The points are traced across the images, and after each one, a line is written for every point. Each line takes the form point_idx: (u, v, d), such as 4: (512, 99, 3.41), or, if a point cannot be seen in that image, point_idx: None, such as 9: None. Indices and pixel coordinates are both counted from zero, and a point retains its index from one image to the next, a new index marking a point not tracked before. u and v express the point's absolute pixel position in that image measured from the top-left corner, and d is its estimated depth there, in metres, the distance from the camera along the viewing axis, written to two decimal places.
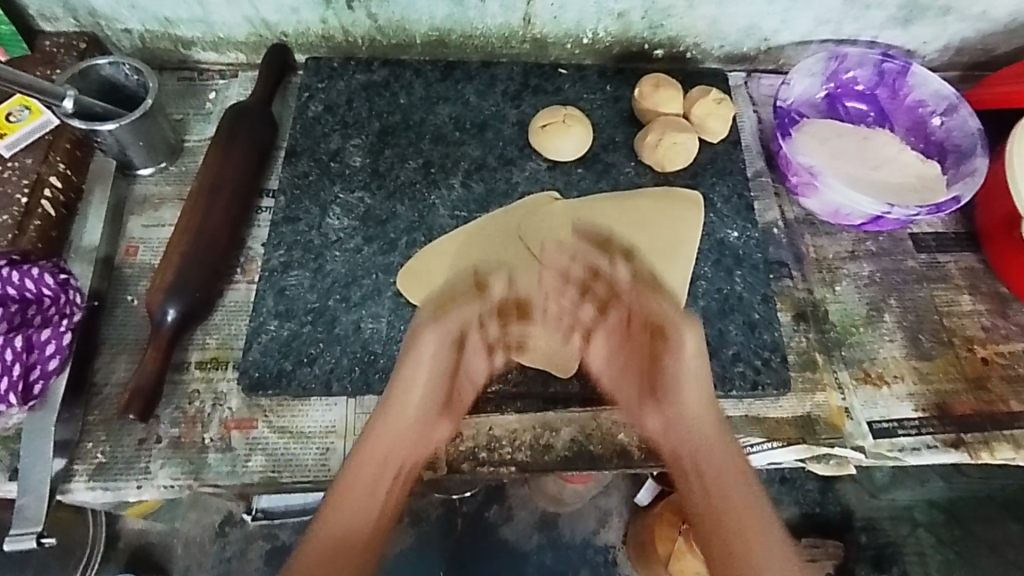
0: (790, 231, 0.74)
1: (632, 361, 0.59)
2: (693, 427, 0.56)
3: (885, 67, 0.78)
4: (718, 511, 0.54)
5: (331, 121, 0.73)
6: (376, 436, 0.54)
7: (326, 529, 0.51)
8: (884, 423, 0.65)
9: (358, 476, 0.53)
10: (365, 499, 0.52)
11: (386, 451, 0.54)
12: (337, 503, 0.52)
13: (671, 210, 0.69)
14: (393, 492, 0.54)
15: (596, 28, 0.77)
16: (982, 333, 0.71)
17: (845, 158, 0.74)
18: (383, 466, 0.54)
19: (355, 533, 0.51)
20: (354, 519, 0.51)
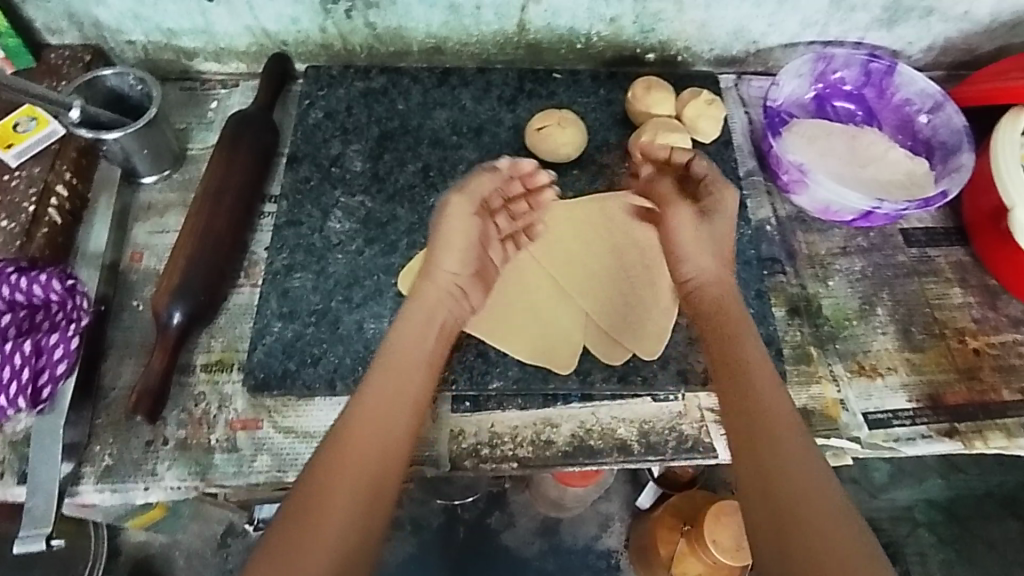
0: (782, 228, 0.76)
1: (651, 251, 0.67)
2: (712, 288, 0.62)
3: (872, 67, 0.80)
4: (754, 425, 0.53)
5: (331, 127, 0.74)
6: (422, 301, 0.60)
7: (352, 431, 0.51)
8: (878, 414, 0.66)
9: (384, 380, 0.54)
10: (392, 400, 0.54)
11: (415, 353, 0.57)
12: (364, 400, 0.53)
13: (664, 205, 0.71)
14: (438, 349, 0.59)
15: (589, 33, 0.78)
16: (972, 324, 0.72)
17: (833, 156, 0.76)
18: (430, 322, 0.59)
19: (386, 420, 0.53)
20: (381, 418, 0.53)
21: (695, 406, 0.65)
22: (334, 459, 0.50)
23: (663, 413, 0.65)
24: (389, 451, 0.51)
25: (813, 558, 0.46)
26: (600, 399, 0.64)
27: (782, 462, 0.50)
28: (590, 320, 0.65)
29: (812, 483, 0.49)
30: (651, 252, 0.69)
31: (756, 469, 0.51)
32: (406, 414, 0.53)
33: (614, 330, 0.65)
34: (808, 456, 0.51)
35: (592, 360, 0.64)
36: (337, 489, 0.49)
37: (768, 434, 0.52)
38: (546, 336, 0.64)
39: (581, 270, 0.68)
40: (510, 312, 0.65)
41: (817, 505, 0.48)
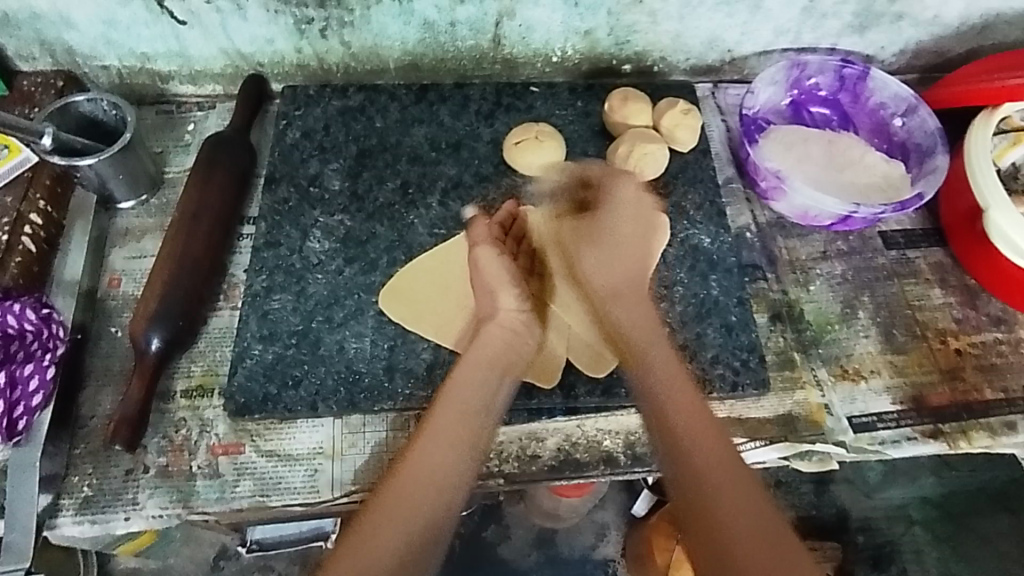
0: (763, 235, 0.76)
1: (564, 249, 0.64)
2: (623, 299, 0.61)
3: (846, 72, 0.81)
4: (683, 450, 0.54)
5: (309, 147, 0.74)
6: (487, 335, 0.60)
7: (408, 472, 0.53)
8: (863, 417, 0.67)
9: (445, 420, 0.55)
10: (452, 446, 0.54)
11: (478, 395, 0.57)
12: (423, 441, 0.55)
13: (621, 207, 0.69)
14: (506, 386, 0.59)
15: (564, 46, 0.79)
16: (954, 325, 0.73)
17: (811, 162, 0.76)
18: (496, 358, 0.59)
19: (443, 460, 0.54)
20: (437, 458, 0.54)
21: None
22: (390, 500, 0.52)
23: None
24: (444, 491, 0.53)
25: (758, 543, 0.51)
26: (585, 412, 0.64)
27: (721, 488, 0.53)
28: (575, 341, 0.65)
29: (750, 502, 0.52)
30: None
31: (696, 498, 0.52)
32: (465, 455, 0.54)
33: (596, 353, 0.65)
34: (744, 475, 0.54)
35: (576, 374, 0.64)
36: (382, 531, 0.51)
37: (696, 459, 0.53)
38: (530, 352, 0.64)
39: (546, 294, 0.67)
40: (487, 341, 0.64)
41: (756, 522, 0.52)
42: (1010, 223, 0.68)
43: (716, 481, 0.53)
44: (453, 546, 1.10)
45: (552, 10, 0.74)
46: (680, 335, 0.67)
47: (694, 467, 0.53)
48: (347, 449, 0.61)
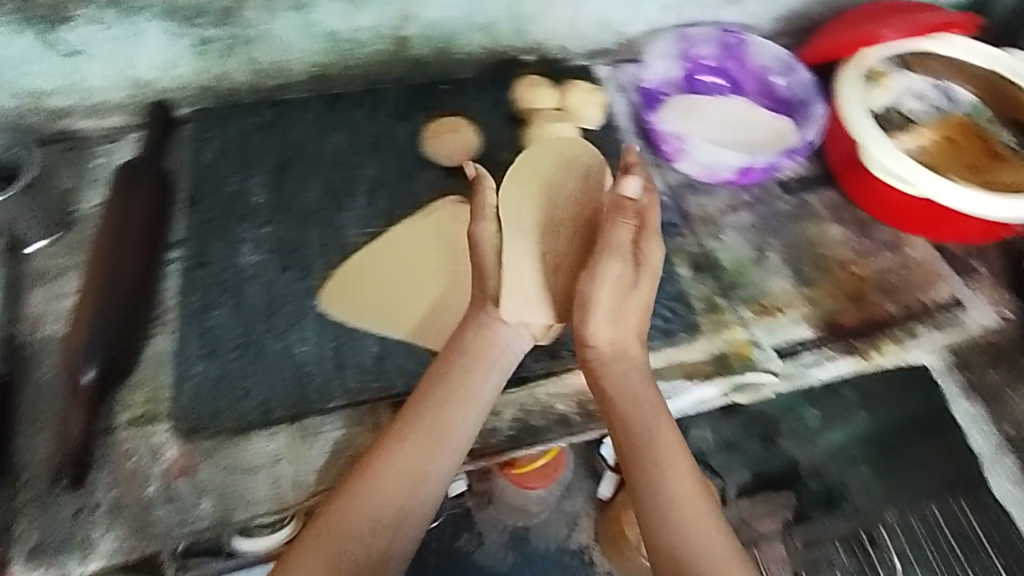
0: (674, 196, 0.81)
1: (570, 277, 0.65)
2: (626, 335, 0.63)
3: (727, 40, 0.88)
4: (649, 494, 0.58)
5: (227, 164, 0.75)
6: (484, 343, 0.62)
7: (386, 487, 0.56)
8: (787, 346, 0.72)
9: (423, 425, 0.59)
10: (427, 442, 0.59)
11: (458, 385, 0.61)
12: (397, 454, 0.58)
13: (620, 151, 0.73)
14: (488, 378, 0.62)
15: (467, 42, 0.82)
16: (852, 254, 0.80)
17: (706, 124, 0.83)
18: (480, 356, 0.62)
19: (414, 467, 0.58)
20: (415, 475, 0.57)
21: None
22: (367, 496, 0.56)
23: None
24: (406, 499, 0.57)
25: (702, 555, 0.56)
26: (534, 379, 0.67)
27: (683, 527, 0.57)
28: None
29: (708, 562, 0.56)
30: None
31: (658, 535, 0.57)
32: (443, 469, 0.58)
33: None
34: (696, 497, 0.59)
35: None
36: (356, 523, 0.55)
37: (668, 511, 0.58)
38: None
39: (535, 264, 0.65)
40: (417, 310, 0.67)
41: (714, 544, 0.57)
42: (889, 157, 0.75)
43: (684, 534, 0.57)
44: (428, 560, 1.09)
45: (449, 8, 0.78)
46: None
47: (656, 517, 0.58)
48: (305, 450, 0.61)
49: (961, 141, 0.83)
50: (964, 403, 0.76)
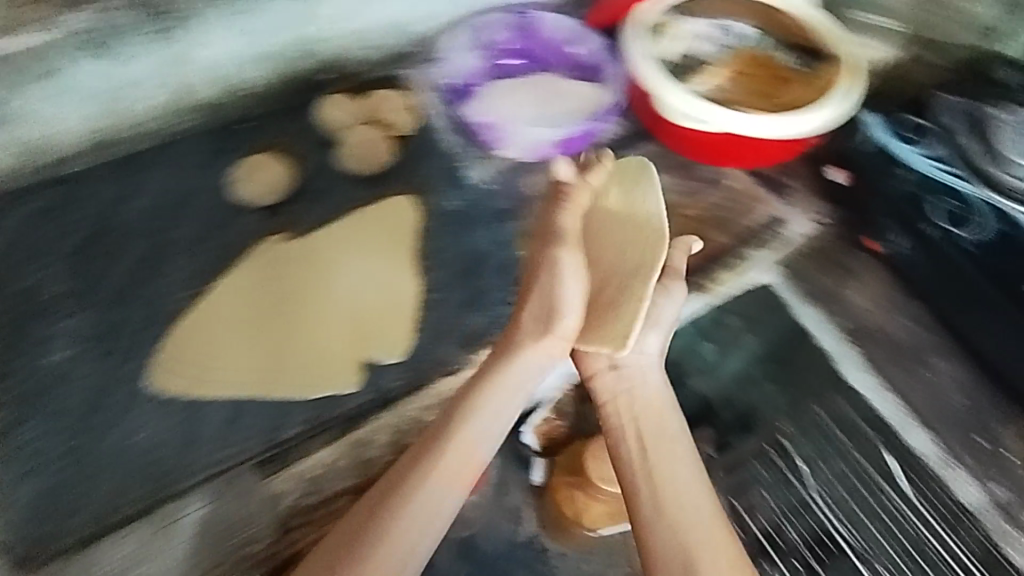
0: (506, 180, 0.81)
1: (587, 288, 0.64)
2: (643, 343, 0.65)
3: (519, 22, 0.89)
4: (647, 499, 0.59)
5: (14, 260, 0.68)
6: (514, 368, 0.62)
7: (398, 510, 0.54)
8: None
9: (437, 455, 0.57)
10: (444, 471, 0.57)
11: (481, 412, 0.60)
12: (413, 477, 0.56)
13: (644, 178, 0.70)
14: (510, 397, 0.61)
15: (258, 74, 0.79)
16: (681, 198, 0.84)
17: (516, 107, 0.84)
18: (507, 377, 0.61)
19: (427, 496, 0.55)
20: (431, 505, 0.55)
21: None
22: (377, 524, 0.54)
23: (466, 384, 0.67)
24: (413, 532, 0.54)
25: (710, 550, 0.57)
26: (401, 398, 0.65)
27: (694, 522, 0.58)
28: (336, 346, 0.66)
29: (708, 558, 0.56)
30: (387, 260, 0.72)
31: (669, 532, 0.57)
32: (456, 496, 0.56)
33: (367, 337, 0.67)
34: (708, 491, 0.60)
35: (381, 368, 0.66)
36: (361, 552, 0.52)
37: (672, 522, 0.58)
38: (314, 367, 0.65)
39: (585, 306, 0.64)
40: (254, 362, 0.64)
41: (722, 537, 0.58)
42: (685, 104, 0.78)
43: (688, 530, 0.57)
44: None
45: (225, 42, 0.74)
46: (462, 292, 0.72)
47: (664, 507, 0.58)
48: (167, 540, 0.56)
49: (750, 72, 0.88)
50: (807, 307, 0.79)
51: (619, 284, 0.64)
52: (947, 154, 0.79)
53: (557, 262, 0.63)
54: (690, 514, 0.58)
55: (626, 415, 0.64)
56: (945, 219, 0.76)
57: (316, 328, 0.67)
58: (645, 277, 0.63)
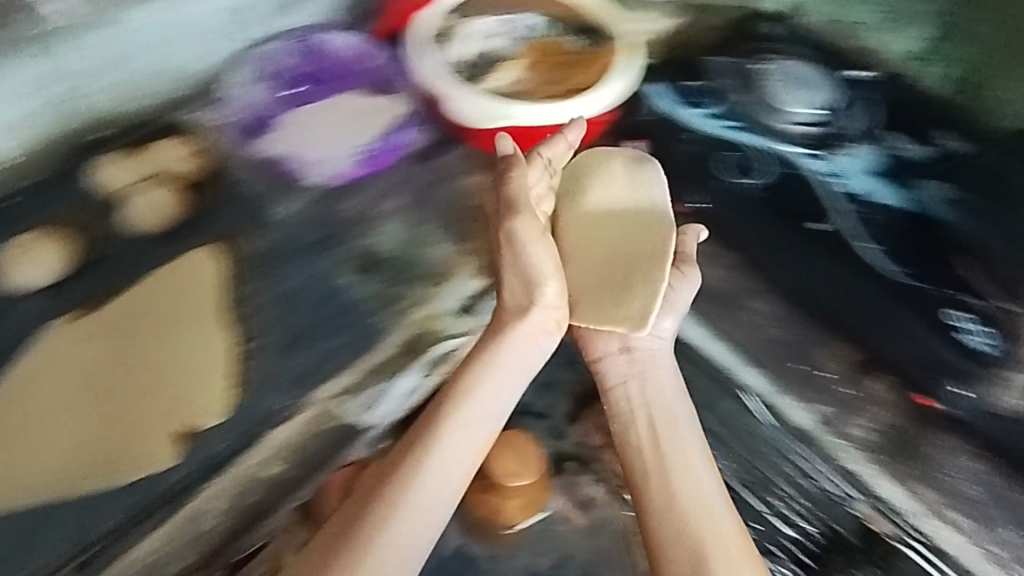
0: (320, 210, 0.78)
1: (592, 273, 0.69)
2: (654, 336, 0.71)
3: (299, 45, 0.87)
4: (659, 483, 0.64)
5: None
6: (509, 349, 0.67)
7: (399, 498, 0.58)
8: (468, 301, 0.76)
9: (439, 451, 0.61)
10: (446, 462, 0.61)
11: (480, 408, 0.64)
12: (410, 466, 0.60)
13: (642, 171, 0.75)
14: (504, 390, 0.66)
15: (22, 147, 0.75)
16: None
17: (309, 136, 0.82)
18: (503, 371, 0.67)
19: (426, 487, 0.60)
20: (439, 484, 0.60)
21: (322, 400, 0.68)
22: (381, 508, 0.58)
23: (301, 429, 0.66)
24: (414, 518, 0.58)
25: (705, 537, 0.61)
26: (230, 459, 0.64)
27: (691, 512, 0.62)
28: (146, 422, 0.64)
29: (710, 530, 0.62)
30: (191, 321, 0.69)
31: (670, 521, 0.62)
32: (460, 477, 0.61)
33: (179, 407, 0.65)
34: (707, 485, 0.64)
35: (204, 435, 0.65)
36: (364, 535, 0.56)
37: (673, 509, 0.63)
38: (126, 451, 0.63)
39: (583, 281, 0.69)
40: (61, 459, 0.63)
41: (719, 526, 0.62)
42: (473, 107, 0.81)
43: (683, 517, 0.62)
44: None
45: None
46: (282, 336, 0.70)
47: (662, 490, 0.64)
48: None
49: (541, 61, 0.88)
50: None
51: (625, 268, 0.68)
52: (728, 109, 0.86)
53: (513, 233, 0.68)
54: (695, 487, 0.64)
55: (637, 400, 0.69)
56: (734, 172, 0.83)
57: (124, 408, 0.65)
58: (656, 266, 0.68)
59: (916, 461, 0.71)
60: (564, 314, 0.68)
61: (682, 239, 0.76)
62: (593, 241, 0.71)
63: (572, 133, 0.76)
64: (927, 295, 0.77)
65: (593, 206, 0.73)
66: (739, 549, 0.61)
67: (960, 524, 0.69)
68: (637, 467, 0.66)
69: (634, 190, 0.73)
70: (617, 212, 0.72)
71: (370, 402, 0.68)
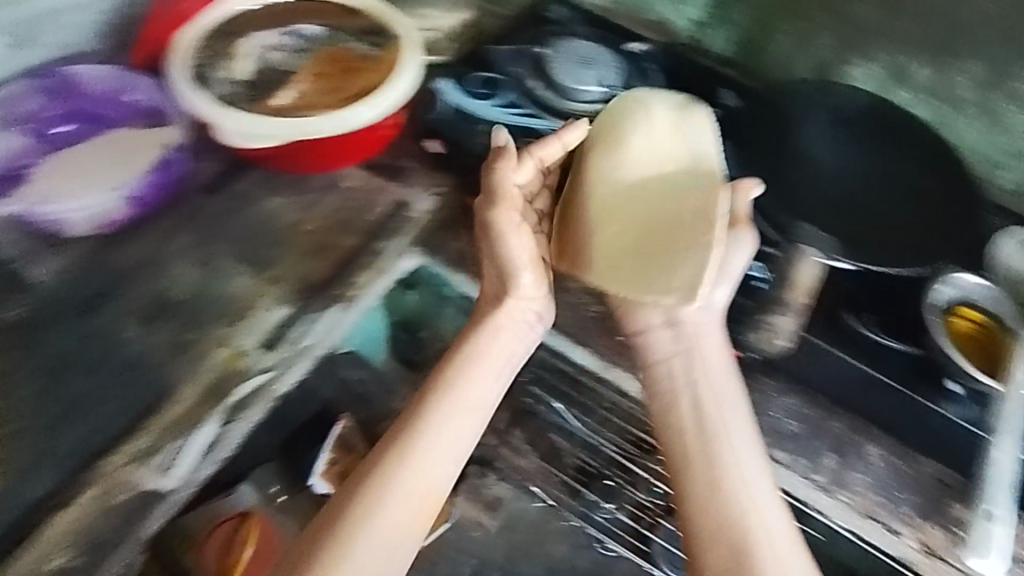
0: (89, 263, 0.74)
1: (626, 232, 0.69)
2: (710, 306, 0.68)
3: (47, 87, 0.82)
4: (697, 455, 0.62)
5: None
6: (493, 335, 0.70)
7: (379, 491, 0.59)
8: (274, 334, 0.72)
9: (426, 443, 0.62)
10: (431, 457, 0.62)
11: (466, 394, 0.66)
12: (392, 459, 0.61)
13: (688, 120, 0.74)
14: (491, 384, 0.68)
15: None
16: (301, 215, 0.81)
17: (64, 184, 0.76)
18: (493, 361, 0.69)
19: (410, 480, 0.60)
20: (425, 484, 0.61)
21: (111, 471, 0.63)
22: (364, 503, 0.59)
23: (87, 509, 0.61)
24: (400, 513, 0.59)
25: (750, 523, 0.58)
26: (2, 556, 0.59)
27: (738, 496, 0.59)
28: None
29: (750, 505, 0.59)
30: None
31: (714, 504, 0.59)
32: (450, 464, 0.62)
33: None
34: (757, 468, 0.61)
35: None
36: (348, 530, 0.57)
37: (719, 492, 0.59)
38: None
39: (615, 246, 0.68)
40: None
41: (763, 513, 0.59)
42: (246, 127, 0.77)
43: (733, 503, 0.59)
44: None
45: None
46: (58, 408, 0.66)
47: (707, 474, 0.60)
48: None
49: (324, 72, 0.85)
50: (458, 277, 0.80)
51: (665, 229, 0.67)
52: (518, 98, 0.85)
53: (493, 224, 0.71)
54: (737, 459, 0.61)
55: (682, 379, 0.66)
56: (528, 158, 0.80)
57: None
58: (704, 229, 0.65)
59: None
60: (542, 308, 0.72)
61: (735, 197, 0.70)
62: (626, 210, 0.70)
63: (574, 134, 0.74)
64: None
65: (618, 181, 0.71)
66: (781, 528, 0.58)
67: (791, 464, 0.69)
68: (676, 441, 0.63)
69: (665, 162, 0.71)
70: (648, 186, 0.70)
71: (166, 464, 0.64)
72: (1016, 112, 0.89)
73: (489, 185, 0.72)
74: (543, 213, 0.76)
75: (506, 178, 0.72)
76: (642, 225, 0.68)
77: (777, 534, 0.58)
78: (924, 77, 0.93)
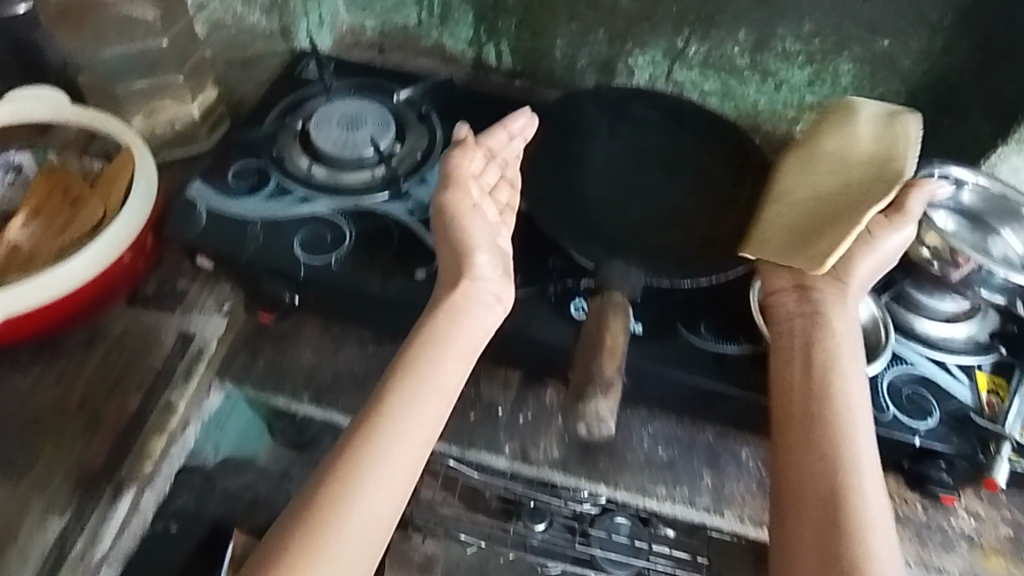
0: None
1: (794, 218, 0.68)
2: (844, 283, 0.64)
3: None
4: (794, 420, 0.58)
5: None
6: (462, 318, 0.62)
7: (351, 480, 0.53)
8: (50, 553, 0.60)
9: (401, 427, 0.56)
10: (402, 444, 0.56)
11: (433, 377, 0.59)
12: (364, 444, 0.55)
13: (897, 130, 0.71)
14: (461, 369, 0.61)
15: None
16: (59, 387, 0.67)
17: None
18: (465, 348, 0.61)
19: (383, 467, 0.55)
20: (398, 481, 0.55)
21: None
22: (336, 496, 0.53)
23: None
24: (373, 508, 0.53)
25: (839, 479, 0.54)
26: None
27: (829, 452, 0.55)
28: None
29: (845, 457, 0.55)
30: None
31: (800, 460, 0.55)
32: (421, 448, 0.57)
33: None
34: (856, 433, 0.56)
35: None
36: (321, 528, 0.51)
37: (809, 449, 0.56)
38: None
39: (782, 222, 0.69)
40: None
41: (856, 472, 0.54)
42: None
43: (824, 459, 0.55)
44: None
45: None
46: None
47: (795, 431, 0.57)
48: None
49: (47, 206, 0.70)
50: (280, 398, 0.70)
51: (839, 215, 0.66)
52: (282, 186, 0.74)
53: (444, 208, 0.64)
54: (835, 412, 0.57)
55: (797, 342, 0.62)
56: (307, 253, 0.70)
57: None
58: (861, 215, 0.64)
59: (607, 451, 0.70)
60: (501, 288, 0.65)
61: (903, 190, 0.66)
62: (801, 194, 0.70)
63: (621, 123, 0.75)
64: (537, 299, 0.69)
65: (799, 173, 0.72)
66: (879, 494, 0.54)
67: (672, 494, 0.68)
68: (782, 403, 0.59)
69: (852, 163, 0.70)
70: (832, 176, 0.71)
71: None
72: (791, 68, 0.89)
73: (443, 171, 0.66)
74: (505, 205, 0.69)
75: (460, 169, 0.65)
76: (812, 213, 0.68)
77: (869, 494, 0.53)
78: (697, 55, 0.91)
